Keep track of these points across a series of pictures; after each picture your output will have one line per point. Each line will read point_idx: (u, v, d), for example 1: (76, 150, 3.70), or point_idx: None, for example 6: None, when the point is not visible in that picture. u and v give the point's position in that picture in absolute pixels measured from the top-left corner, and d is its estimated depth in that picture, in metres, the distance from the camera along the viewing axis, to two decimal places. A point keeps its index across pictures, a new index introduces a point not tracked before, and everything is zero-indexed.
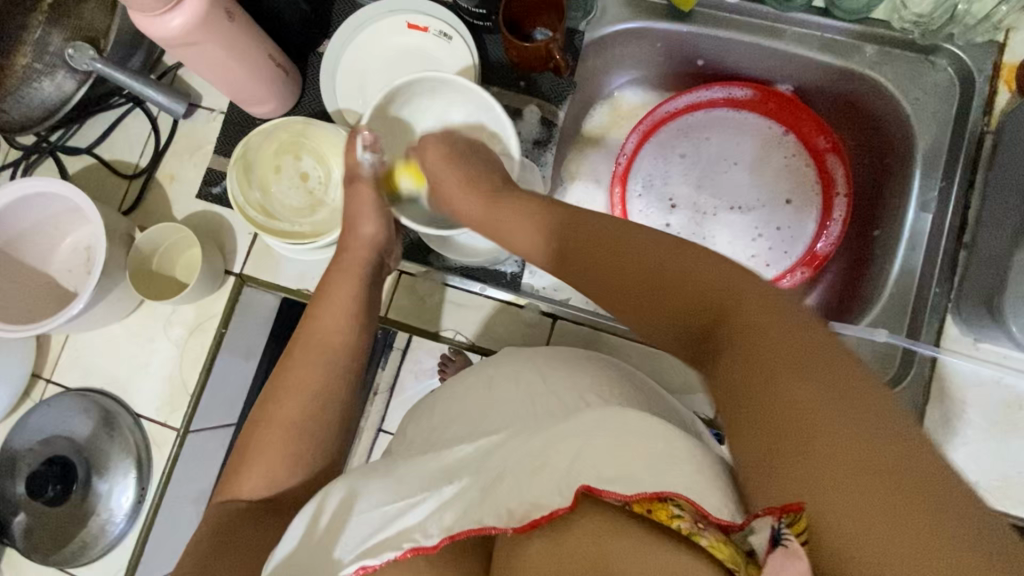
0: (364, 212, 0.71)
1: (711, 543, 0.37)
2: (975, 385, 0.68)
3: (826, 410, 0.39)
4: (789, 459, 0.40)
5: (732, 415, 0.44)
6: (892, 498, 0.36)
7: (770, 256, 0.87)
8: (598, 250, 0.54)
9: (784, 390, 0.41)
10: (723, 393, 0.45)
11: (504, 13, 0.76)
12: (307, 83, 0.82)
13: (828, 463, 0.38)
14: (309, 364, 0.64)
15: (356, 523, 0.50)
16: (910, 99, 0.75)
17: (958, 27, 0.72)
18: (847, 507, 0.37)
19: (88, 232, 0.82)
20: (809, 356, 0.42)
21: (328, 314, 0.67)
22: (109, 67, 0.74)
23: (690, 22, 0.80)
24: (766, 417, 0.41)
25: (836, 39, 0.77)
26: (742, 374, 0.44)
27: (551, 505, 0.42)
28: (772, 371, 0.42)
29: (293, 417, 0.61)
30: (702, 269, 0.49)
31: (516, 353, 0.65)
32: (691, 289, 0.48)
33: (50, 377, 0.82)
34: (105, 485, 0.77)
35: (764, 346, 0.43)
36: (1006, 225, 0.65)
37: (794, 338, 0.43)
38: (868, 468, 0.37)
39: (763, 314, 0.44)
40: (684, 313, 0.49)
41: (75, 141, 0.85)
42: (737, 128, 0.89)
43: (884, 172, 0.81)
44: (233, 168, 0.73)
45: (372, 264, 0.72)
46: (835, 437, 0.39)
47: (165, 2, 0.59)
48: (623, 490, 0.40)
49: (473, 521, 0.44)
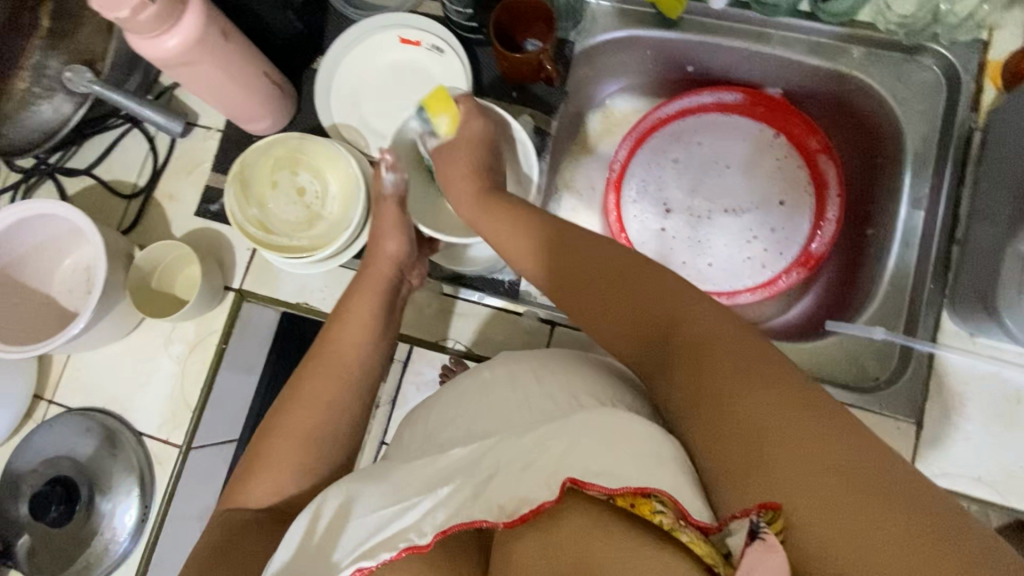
0: (389, 230, 0.72)
1: (690, 539, 0.39)
2: (973, 379, 0.69)
3: (766, 422, 0.43)
4: (743, 464, 0.43)
5: (691, 428, 0.48)
6: (841, 491, 0.39)
7: (766, 258, 0.87)
8: (562, 270, 0.58)
9: (736, 397, 0.45)
10: (681, 407, 0.49)
11: (494, 25, 0.77)
12: (302, 99, 0.83)
13: (784, 469, 0.41)
14: (326, 375, 0.64)
15: (357, 523, 0.49)
16: (897, 98, 0.76)
17: (942, 27, 0.74)
18: (803, 508, 0.40)
19: (87, 253, 0.82)
20: (753, 367, 0.46)
21: (350, 327, 0.68)
22: (107, 88, 0.75)
23: (678, 29, 0.81)
24: (723, 431, 0.45)
25: (822, 42, 0.78)
26: (696, 389, 0.48)
27: (538, 498, 0.44)
28: (722, 386, 0.46)
29: (308, 425, 0.61)
30: (658, 289, 0.53)
31: (522, 355, 0.65)
32: (647, 310, 0.53)
33: (52, 398, 0.82)
34: (107, 504, 0.77)
35: (710, 359, 0.48)
36: (997, 219, 0.66)
37: (739, 352, 0.47)
38: (817, 467, 0.41)
39: (708, 330, 0.49)
40: (647, 327, 0.53)
41: (74, 163, 0.86)
42: (729, 132, 0.90)
43: (875, 170, 0.81)
44: (229, 185, 0.75)
45: (393, 281, 0.72)
46: (782, 445, 0.42)
47: (162, 23, 0.60)
48: (607, 484, 0.42)
49: (465, 515, 0.46)
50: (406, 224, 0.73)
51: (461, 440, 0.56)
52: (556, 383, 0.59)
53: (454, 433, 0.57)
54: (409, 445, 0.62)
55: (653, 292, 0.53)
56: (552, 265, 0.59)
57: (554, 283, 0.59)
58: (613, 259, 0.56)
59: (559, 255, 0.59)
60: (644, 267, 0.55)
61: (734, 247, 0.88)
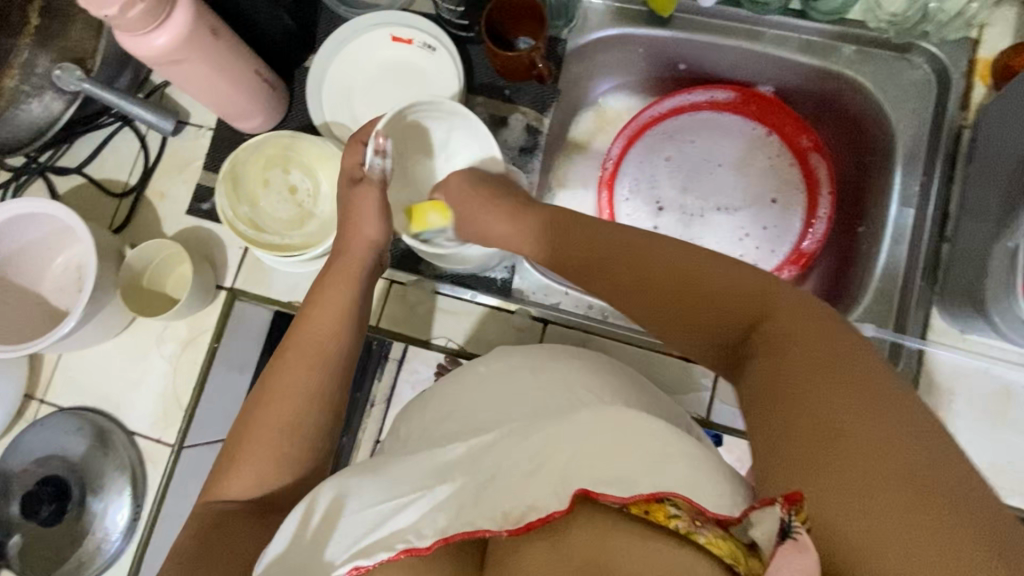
0: (368, 214, 0.71)
1: (709, 539, 0.39)
2: (963, 375, 0.69)
3: (844, 420, 0.41)
4: (822, 459, 0.41)
5: (760, 417, 0.46)
6: (911, 500, 0.38)
7: (758, 256, 0.87)
8: (623, 254, 0.55)
9: (815, 392, 0.43)
10: (751, 394, 0.47)
11: (486, 23, 0.77)
12: (294, 98, 0.83)
13: (857, 469, 0.40)
14: (301, 362, 0.63)
15: (349, 521, 0.48)
16: (888, 96, 0.76)
17: (931, 25, 0.74)
18: (864, 511, 0.39)
19: (79, 252, 0.82)
20: (840, 364, 0.43)
21: (321, 312, 0.67)
22: (97, 86, 0.75)
23: (670, 27, 0.81)
24: (802, 423, 0.43)
25: (813, 40, 0.78)
26: (776, 379, 0.45)
27: (546, 507, 0.44)
28: (804, 380, 0.44)
29: (284, 416, 0.61)
30: (738, 277, 0.50)
31: (510, 349, 0.65)
32: (720, 302, 0.50)
33: (43, 397, 0.82)
34: (99, 504, 0.77)
35: (794, 351, 0.45)
36: (985, 217, 0.66)
37: (829, 348, 0.44)
38: (895, 474, 0.39)
39: (796, 322, 0.46)
40: (723, 318, 0.50)
41: (65, 162, 0.86)
42: (721, 130, 0.90)
43: (866, 168, 0.82)
44: (221, 184, 0.75)
45: (369, 265, 0.71)
46: (860, 443, 0.40)
47: (150, 20, 0.60)
48: (619, 492, 0.42)
49: (466, 523, 0.45)
50: (388, 209, 0.73)
51: (453, 437, 0.56)
52: (547, 380, 0.59)
53: (446, 431, 0.57)
54: (402, 441, 0.62)
55: (729, 282, 0.50)
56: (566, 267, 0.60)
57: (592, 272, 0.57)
58: (681, 249, 0.53)
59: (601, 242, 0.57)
60: (715, 259, 0.52)
61: (726, 245, 0.88)
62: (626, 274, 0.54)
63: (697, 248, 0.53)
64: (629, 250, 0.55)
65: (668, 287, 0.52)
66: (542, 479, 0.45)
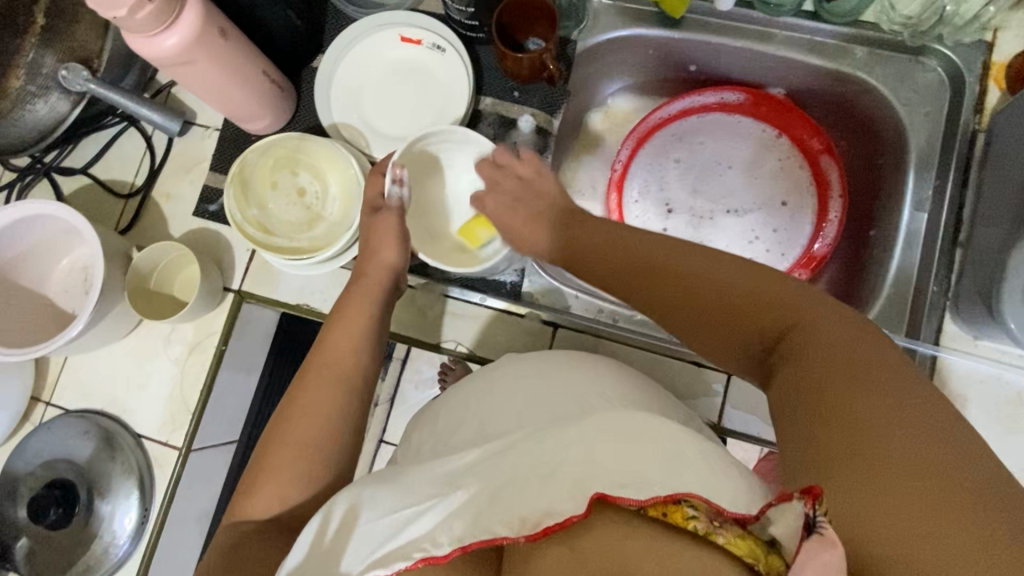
0: (387, 239, 0.71)
1: (729, 539, 0.39)
2: (975, 381, 0.69)
3: (877, 427, 0.41)
4: (838, 463, 0.41)
5: (789, 426, 0.45)
6: (943, 508, 0.37)
7: (768, 259, 0.87)
8: (654, 273, 0.54)
9: (839, 399, 0.43)
10: (784, 401, 0.46)
11: (496, 24, 0.76)
12: (302, 98, 0.83)
13: (890, 476, 0.39)
14: (323, 378, 0.64)
15: (362, 532, 0.48)
16: (901, 99, 0.76)
17: (947, 28, 0.74)
18: (897, 517, 0.38)
19: (85, 253, 0.81)
20: (864, 372, 0.43)
21: (342, 331, 0.67)
22: (103, 86, 0.74)
23: (682, 29, 0.80)
24: (823, 430, 0.43)
25: (825, 42, 0.78)
26: (800, 384, 0.45)
27: (563, 511, 0.42)
28: (828, 387, 0.44)
29: (305, 438, 0.60)
30: (763, 290, 0.50)
31: (524, 358, 0.64)
32: (748, 310, 0.50)
33: (50, 400, 0.81)
34: (107, 507, 0.76)
35: (824, 359, 0.45)
36: (1000, 223, 0.65)
37: (855, 356, 0.44)
38: (926, 480, 0.39)
39: (823, 328, 0.47)
40: (749, 329, 0.50)
41: (70, 162, 0.85)
42: (731, 132, 0.90)
43: (878, 171, 0.81)
44: (229, 187, 0.74)
45: (388, 289, 0.71)
46: (891, 451, 0.40)
47: (159, 22, 0.59)
48: (637, 495, 0.41)
49: (484, 530, 0.44)
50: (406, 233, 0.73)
51: (467, 444, 0.55)
52: (560, 385, 0.58)
53: (459, 438, 0.57)
54: (415, 448, 0.62)
55: (750, 295, 0.50)
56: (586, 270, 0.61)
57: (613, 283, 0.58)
58: (717, 259, 0.53)
59: (634, 251, 0.56)
60: (762, 272, 0.52)
61: (736, 248, 0.88)
62: (653, 289, 0.55)
63: (724, 258, 0.53)
64: (635, 268, 0.56)
65: (689, 301, 0.53)
66: (559, 489, 0.44)
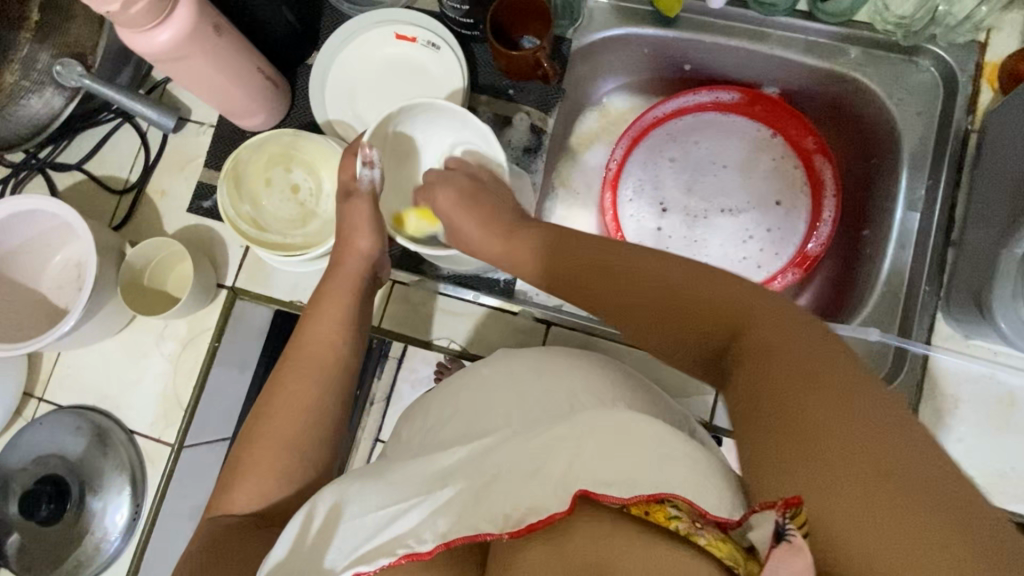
0: (360, 225, 0.70)
1: (709, 541, 0.38)
2: (967, 380, 0.69)
3: (833, 427, 0.40)
4: (797, 465, 0.41)
5: (745, 427, 0.45)
6: (891, 502, 0.38)
7: (762, 258, 0.87)
8: (591, 272, 0.56)
9: (793, 399, 0.42)
10: (740, 403, 0.45)
11: (491, 21, 0.76)
12: (297, 95, 0.83)
13: (843, 474, 0.39)
14: (302, 371, 0.64)
15: (347, 528, 0.48)
16: (894, 100, 0.76)
17: (940, 28, 0.74)
18: (851, 514, 0.38)
19: (78, 249, 0.81)
20: (824, 372, 0.42)
21: (320, 321, 0.67)
22: (97, 82, 0.74)
23: (676, 28, 0.81)
24: (776, 436, 0.42)
25: (820, 41, 0.78)
26: (752, 384, 0.44)
27: (547, 508, 0.43)
28: (780, 386, 0.43)
29: (287, 433, 0.61)
30: (717, 292, 0.49)
31: (515, 353, 0.64)
32: (701, 309, 0.49)
33: (42, 395, 0.81)
34: (98, 503, 0.76)
35: (777, 359, 0.44)
36: (991, 222, 0.65)
37: (813, 353, 0.43)
38: (878, 475, 0.38)
39: (774, 327, 0.46)
40: (705, 328, 0.49)
41: (64, 158, 0.85)
42: (725, 132, 0.90)
43: (872, 171, 0.81)
44: (223, 183, 0.74)
45: (365, 278, 0.71)
46: (847, 449, 0.39)
47: (153, 16, 0.59)
48: (620, 492, 0.42)
49: (468, 527, 0.45)
50: (378, 218, 0.72)
51: (458, 440, 0.55)
52: (551, 382, 0.58)
53: (450, 434, 0.57)
54: (405, 443, 0.62)
55: (714, 295, 0.49)
56: (550, 270, 0.60)
57: (580, 289, 0.57)
58: (667, 262, 0.53)
59: (590, 259, 0.56)
60: (694, 271, 0.51)
61: (731, 247, 0.88)
62: (607, 289, 0.55)
63: (671, 257, 0.53)
64: (611, 262, 0.55)
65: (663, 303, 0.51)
66: (547, 483, 0.44)
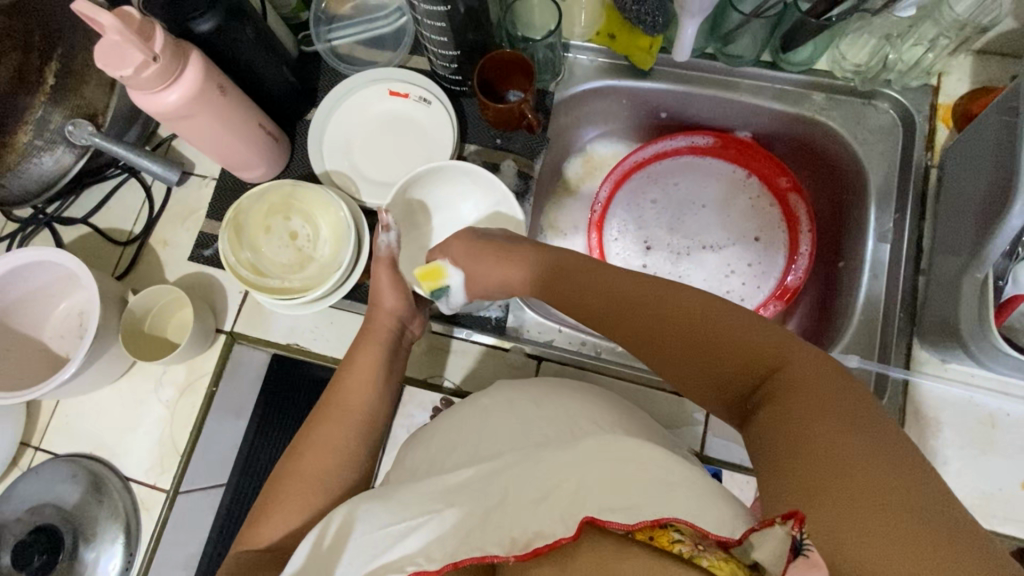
0: (385, 286, 0.73)
1: (712, 561, 0.38)
2: (949, 404, 0.71)
3: (863, 459, 0.41)
4: (822, 489, 0.41)
5: (767, 457, 0.46)
6: (898, 525, 0.38)
7: (745, 291, 0.91)
8: (618, 294, 0.58)
9: (820, 429, 0.44)
10: (763, 435, 0.47)
11: (478, 79, 0.81)
12: (296, 149, 0.87)
13: (862, 497, 0.40)
14: (331, 425, 0.66)
15: (359, 542, 0.49)
16: (858, 139, 0.81)
17: (893, 74, 0.79)
18: (856, 534, 0.38)
19: (82, 299, 0.84)
20: (845, 407, 0.45)
21: (353, 381, 0.69)
22: (107, 140, 0.79)
23: (651, 79, 0.86)
24: (798, 461, 0.43)
25: (786, 89, 0.84)
26: (777, 419, 0.46)
27: (555, 533, 0.43)
28: (813, 427, 0.44)
29: (295, 476, 0.62)
30: (753, 331, 0.51)
31: (520, 384, 0.66)
32: (730, 346, 0.51)
33: (39, 445, 0.82)
34: (91, 554, 0.76)
35: (805, 398, 0.46)
36: (954, 250, 0.69)
37: (835, 389, 0.46)
38: (891, 503, 0.39)
39: (807, 374, 0.47)
40: (737, 368, 0.51)
41: (71, 212, 0.88)
42: (703, 174, 0.95)
43: (843, 206, 0.86)
44: (224, 231, 0.77)
45: (394, 332, 0.73)
46: (868, 479, 0.40)
47: (164, 79, 0.64)
48: (626, 520, 0.42)
49: (477, 547, 0.45)
50: (400, 279, 0.74)
51: (455, 469, 0.57)
52: (542, 412, 0.60)
53: (446, 466, 0.58)
54: (407, 471, 0.63)
55: (749, 343, 0.51)
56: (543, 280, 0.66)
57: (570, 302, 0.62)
58: (686, 296, 0.55)
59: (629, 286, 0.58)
60: (719, 310, 0.53)
61: (714, 282, 0.92)
62: (613, 306, 0.58)
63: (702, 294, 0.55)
64: (621, 298, 0.58)
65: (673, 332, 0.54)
66: (549, 506, 0.45)
